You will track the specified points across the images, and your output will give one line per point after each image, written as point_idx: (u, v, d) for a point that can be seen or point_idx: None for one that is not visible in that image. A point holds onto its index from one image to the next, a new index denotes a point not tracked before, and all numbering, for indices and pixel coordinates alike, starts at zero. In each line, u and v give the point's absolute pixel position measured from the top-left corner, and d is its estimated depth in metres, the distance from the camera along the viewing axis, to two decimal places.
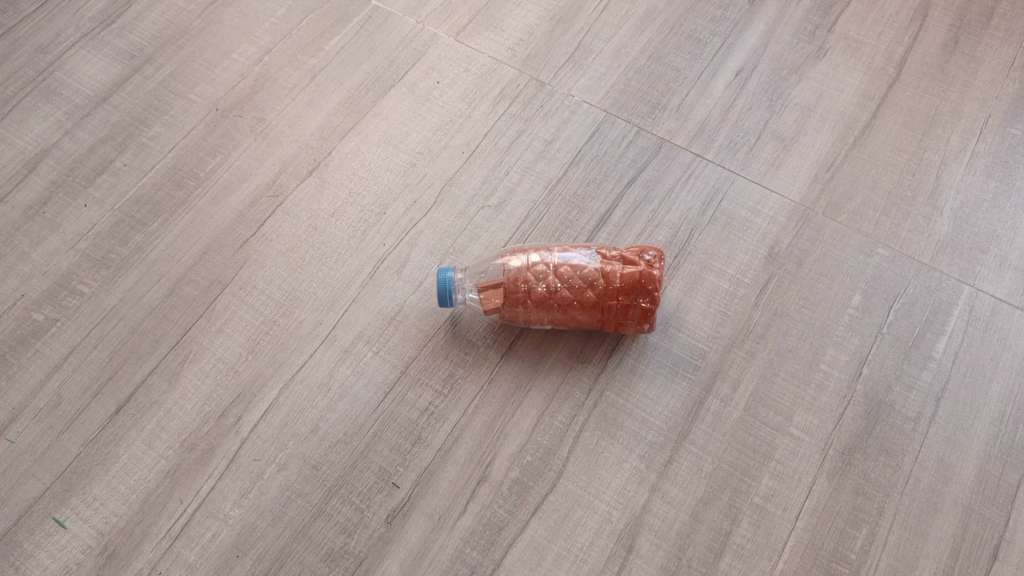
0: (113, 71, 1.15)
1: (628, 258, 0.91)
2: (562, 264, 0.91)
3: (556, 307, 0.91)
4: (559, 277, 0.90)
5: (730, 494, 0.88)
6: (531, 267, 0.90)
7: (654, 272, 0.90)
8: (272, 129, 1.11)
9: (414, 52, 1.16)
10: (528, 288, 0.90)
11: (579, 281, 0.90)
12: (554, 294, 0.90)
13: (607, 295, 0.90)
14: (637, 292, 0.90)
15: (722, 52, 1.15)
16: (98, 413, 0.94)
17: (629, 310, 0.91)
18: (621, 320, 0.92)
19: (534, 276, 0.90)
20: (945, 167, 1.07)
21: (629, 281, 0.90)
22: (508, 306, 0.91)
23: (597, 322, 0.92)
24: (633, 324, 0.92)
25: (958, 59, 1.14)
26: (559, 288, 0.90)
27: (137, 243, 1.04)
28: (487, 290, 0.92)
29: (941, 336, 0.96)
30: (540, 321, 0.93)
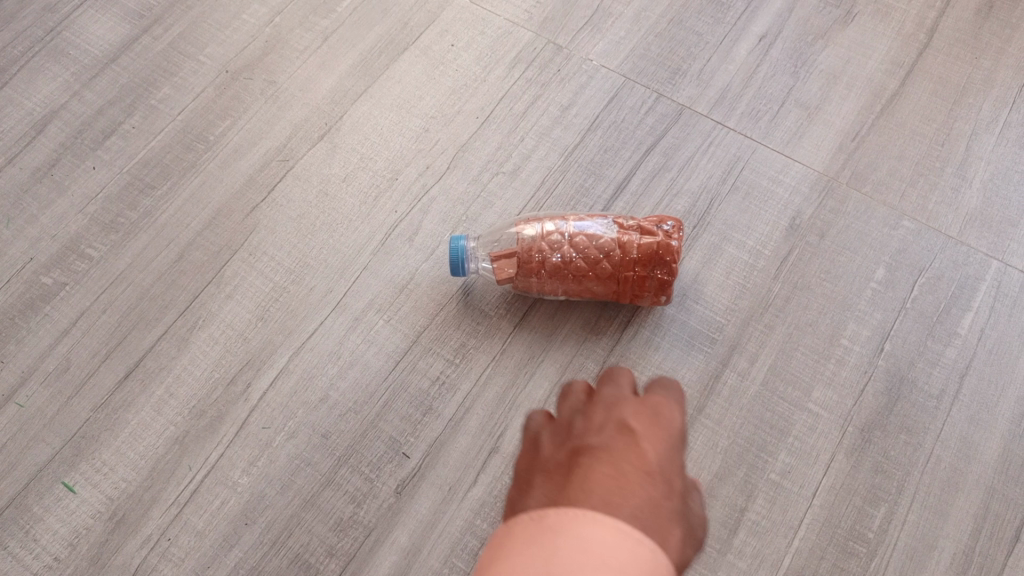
0: (122, 32, 1.13)
1: (646, 228, 0.89)
2: (577, 234, 0.88)
3: (571, 278, 0.89)
4: (574, 247, 0.88)
5: (745, 469, 0.86)
6: (546, 237, 0.88)
7: (672, 241, 0.87)
8: (283, 92, 1.09)
9: (427, 14, 1.13)
10: (543, 258, 0.88)
11: (595, 252, 0.88)
12: (569, 264, 0.88)
13: (624, 266, 0.88)
14: (654, 264, 0.88)
15: (745, 16, 1.11)
16: (107, 379, 0.93)
17: (645, 281, 0.89)
18: (638, 291, 0.90)
19: (549, 245, 0.88)
20: (976, 138, 1.03)
21: (647, 251, 0.87)
22: (521, 276, 0.89)
23: (613, 292, 0.90)
24: (649, 295, 0.90)
25: (992, 25, 1.10)
26: (574, 258, 0.88)
27: (146, 207, 1.02)
28: (500, 259, 0.89)
29: (966, 312, 0.93)
30: (555, 291, 0.91)
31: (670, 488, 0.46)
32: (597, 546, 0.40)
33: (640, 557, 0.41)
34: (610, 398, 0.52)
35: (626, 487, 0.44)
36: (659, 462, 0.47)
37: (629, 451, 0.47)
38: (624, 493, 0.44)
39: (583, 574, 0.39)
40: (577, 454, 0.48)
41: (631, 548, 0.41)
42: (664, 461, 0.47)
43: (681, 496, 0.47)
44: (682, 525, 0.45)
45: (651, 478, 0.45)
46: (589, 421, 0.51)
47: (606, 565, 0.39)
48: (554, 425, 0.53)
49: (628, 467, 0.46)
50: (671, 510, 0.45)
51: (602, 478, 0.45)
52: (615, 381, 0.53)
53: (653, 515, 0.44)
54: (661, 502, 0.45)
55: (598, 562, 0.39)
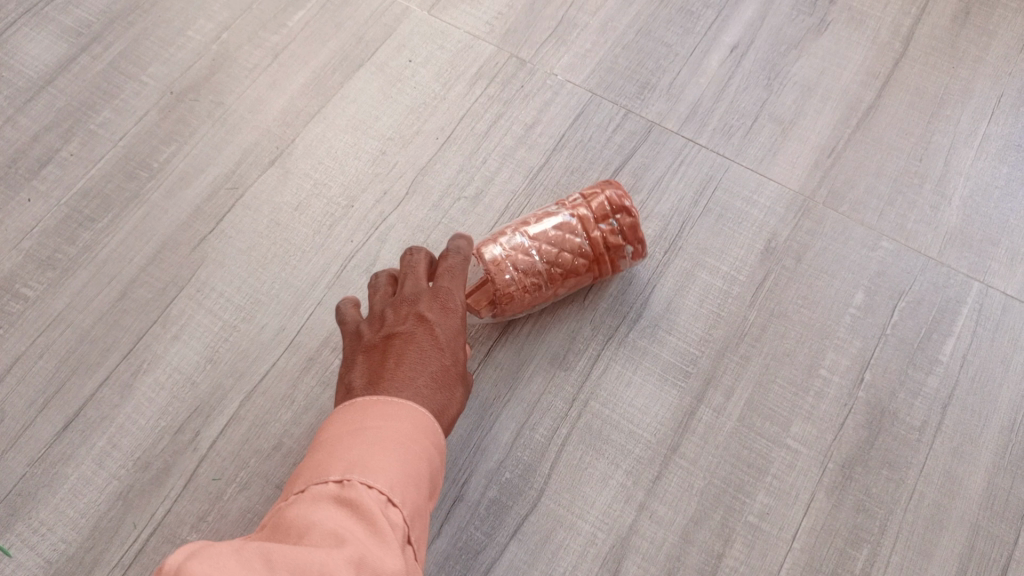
0: (58, 51, 1.06)
1: (588, 193, 0.86)
2: (537, 241, 0.83)
3: (550, 284, 0.84)
4: (541, 254, 0.83)
5: (722, 512, 0.83)
6: (511, 257, 0.82)
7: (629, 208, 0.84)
8: (231, 114, 1.03)
9: (383, 27, 1.07)
10: (518, 280, 0.82)
11: (562, 250, 0.84)
12: (544, 273, 0.83)
13: (594, 252, 0.85)
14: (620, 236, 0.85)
15: (716, 26, 1.07)
16: (45, 430, 0.87)
17: (615, 244, 0.85)
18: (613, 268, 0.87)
19: (514, 255, 0.83)
20: (955, 152, 1.00)
21: (603, 210, 0.84)
22: (501, 304, 0.84)
23: (589, 271, 0.86)
24: (624, 259, 0.86)
25: (969, 32, 1.06)
26: (547, 264, 0.83)
27: (86, 241, 0.96)
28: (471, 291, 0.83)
29: (948, 338, 0.90)
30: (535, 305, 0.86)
31: (454, 357, 0.72)
32: (391, 427, 0.62)
33: (425, 428, 0.64)
34: (410, 288, 0.76)
35: (425, 360, 0.69)
36: (446, 341, 0.72)
37: (426, 331, 0.72)
38: (421, 365, 0.69)
39: (382, 445, 0.60)
40: (390, 339, 0.71)
41: (415, 415, 0.64)
42: (449, 333, 0.73)
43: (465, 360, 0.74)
44: (462, 382, 0.72)
45: (442, 351, 0.71)
46: (394, 308, 0.74)
47: (399, 433, 0.61)
48: (370, 309, 0.77)
49: (423, 340, 0.71)
50: (456, 373, 0.72)
51: (407, 355, 0.69)
52: (412, 270, 0.78)
53: (442, 380, 0.70)
54: (450, 368, 0.71)
55: (391, 430, 0.61)
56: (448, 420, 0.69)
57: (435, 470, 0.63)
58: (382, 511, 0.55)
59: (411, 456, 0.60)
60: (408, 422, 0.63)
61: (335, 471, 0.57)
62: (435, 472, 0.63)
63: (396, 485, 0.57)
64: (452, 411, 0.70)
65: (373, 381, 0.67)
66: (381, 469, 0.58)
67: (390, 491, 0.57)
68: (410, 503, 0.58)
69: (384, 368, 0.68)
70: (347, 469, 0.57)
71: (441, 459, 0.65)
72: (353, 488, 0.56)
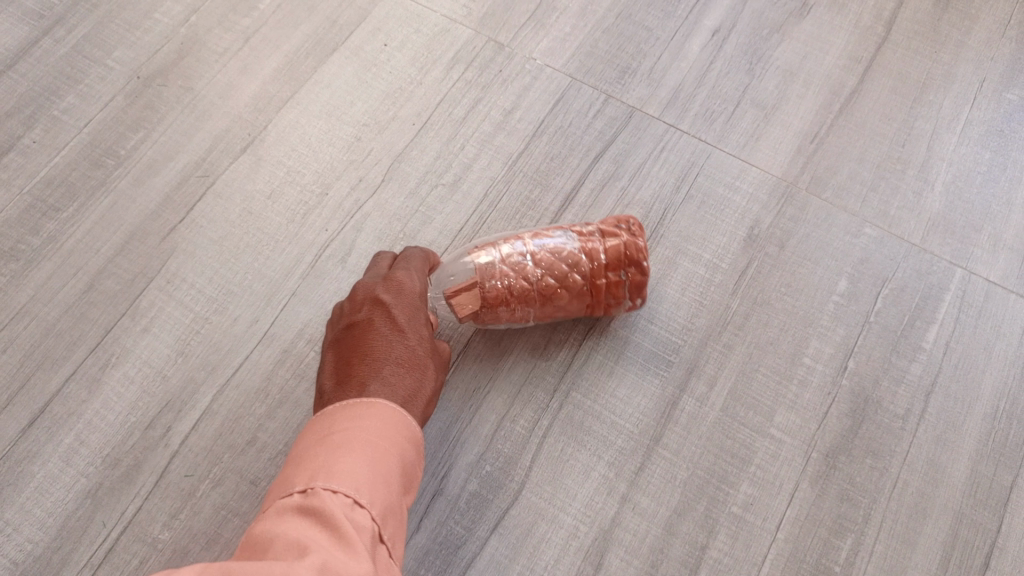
0: (18, 34, 1.02)
1: (607, 230, 0.82)
2: (538, 251, 0.81)
3: (540, 298, 0.80)
4: (538, 265, 0.80)
5: (706, 503, 0.82)
6: (506, 261, 0.80)
7: (639, 240, 0.80)
8: (201, 99, 1.00)
9: (358, 10, 1.05)
10: (507, 284, 0.79)
11: (561, 265, 0.80)
12: (535, 284, 0.80)
13: (593, 275, 0.81)
14: (622, 265, 0.81)
15: (698, 9, 1.05)
16: (9, 427, 0.84)
17: (618, 288, 0.82)
18: (611, 300, 0.83)
19: (513, 271, 0.79)
20: (937, 137, 0.99)
21: (616, 253, 0.80)
22: (487, 310, 0.80)
23: (586, 306, 0.83)
24: (623, 303, 0.84)
25: (952, 16, 1.05)
26: (540, 276, 0.80)
27: (50, 231, 0.93)
28: (459, 294, 0.80)
29: (931, 325, 0.89)
30: (524, 318, 0.82)
31: (418, 335, 0.72)
32: (357, 428, 0.61)
33: (396, 425, 0.63)
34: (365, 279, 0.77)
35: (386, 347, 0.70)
36: (406, 321, 0.72)
37: (384, 315, 0.72)
38: (382, 354, 0.69)
39: (347, 447, 0.59)
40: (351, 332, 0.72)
41: (384, 411, 0.63)
42: (410, 311, 0.73)
43: (432, 334, 0.74)
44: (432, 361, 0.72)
45: (401, 333, 0.71)
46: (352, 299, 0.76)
47: (367, 434, 0.61)
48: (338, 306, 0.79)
49: (383, 327, 0.71)
50: (423, 351, 0.72)
51: (368, 348, 0.69)
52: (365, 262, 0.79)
53: (408, 364, 0.70)
54: (415, 349, 0.71)
55: (359, 430, 0.61)
56: (424, 401, 0.70)
57: (409, 466, 0.62)
58: (348, 514, 0.54)
59: (375, 454, 0.59)
60: (368, 424, 0.61)
61: (298, 486, 0.56)
62: (408, 469, 0.62)
63: (363, 486, 0.56)
64: (427, 384, 0.71)
65: (341, 380, 0.68)
66: (342, 475, 0.56)
67: (356, 493, 0.55)
68: (379, 502, 0.56)
69: (350, 363, 0.69)
70: (308, 481, 0.56)
71: (412, 452, 0.63)
72: (317, 496, 0.54)
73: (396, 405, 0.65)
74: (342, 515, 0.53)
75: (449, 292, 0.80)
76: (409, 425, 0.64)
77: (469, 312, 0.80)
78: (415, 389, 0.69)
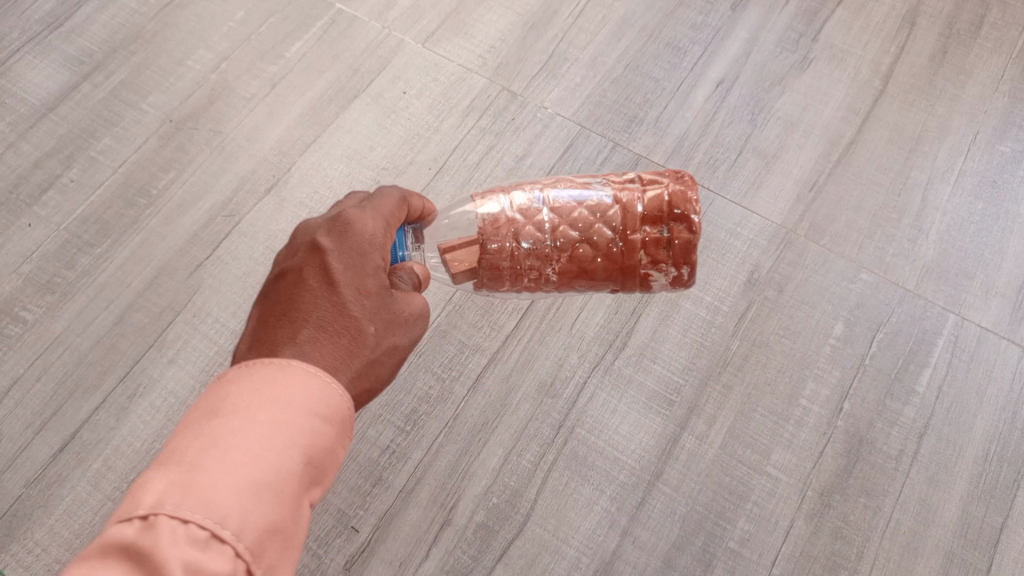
0: (60, 78, 1.09)
1: (646, 181, 0.72)
2: (560, 204, 0.72)
3: (557, 254, 0.72)
4: (558, 216, 0.72)
5: (704, 537, 0.85)
6: (519, 211, 0.72)
7: (685, 192, 0.70)
8: (229, 142, 1.05)
9: (379, 59, 1.10)
10: (518, 236, 0.71)
11: (585, 217, 0.71)
12: (554, 237, 0.71)
13: (625, 228, 0.70)
14: (661, 218, 0.70)
15: (702, 62, 1.10)
16: (41, 452, 0.89)
17: (656, 250, 0.71)
18: (648, 260, 0.71)
19: (525, 221, 0.72)
20: (932, 187, 1.03)
21: (653, 207, 0.70)
22: (493, 265, 0.72)
23: (615, 268, 0.72)
24: (667, 272, 0.72)
25: (947, 71, 1.10)
26: (559, 228, 0.71)
27: (84, 265, 0.98)
28: (457, 248, 0.71)
29: (924, 369, 0.92)
30: (540, 279, 0.74)
31: (356, 292, 0.61)
32: (241, 420, 0.51)
33: (296, 415, 0.53)
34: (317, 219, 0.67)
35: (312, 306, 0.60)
36: (341, 274, 0.61)
37: (317, 265, 0.62)
38: (306, 314, 0.59)
39: (219, 454, 0.49)
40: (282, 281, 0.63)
41: (280, 397, 0.53)
42: (352, 261, 0.62)
43: (382, 287, 0.63)
44: (370, 323, 0.61)
45: (333, 289, 0.61)
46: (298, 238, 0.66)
47: (251, 430, 0.51)
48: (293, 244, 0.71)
49: (313, 279, 0.61)
50: (359, 311, 0.61)
51: (293, 304, 0.60)
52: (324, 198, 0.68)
53: (335, 327, 0.60)
54: (348, 308, 0.60)
55: (241, 424, 0.51)
56: (353, 369, 0.60)
57: (310, 462, 0.53)
58: (192, 556, 0.45)
59: (249, 462, 0.49)
60: (259, 422, 0.51)
61: (142, 505, 0.47)
62: (309, 467, 0.52)
63: (229, 514, 0.47)
64: (361, 354, 0.60)
65: (259, 335, 0.59)
66: (199, 501, 0.47)
67: (217, 524, 0.46)
68: (247, 530, 0.47)
69: (273, 316, 0.60)
70: (157, 501, 0.47)
71: (317, 447, 0.53)
72: (157, 529, 0.45)
73: (311, 390, 0.54)
74: (178, 563, 0.44)
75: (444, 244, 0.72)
76: (320, 420, 0.54)
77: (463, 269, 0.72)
78: (343, 359, 0.59)
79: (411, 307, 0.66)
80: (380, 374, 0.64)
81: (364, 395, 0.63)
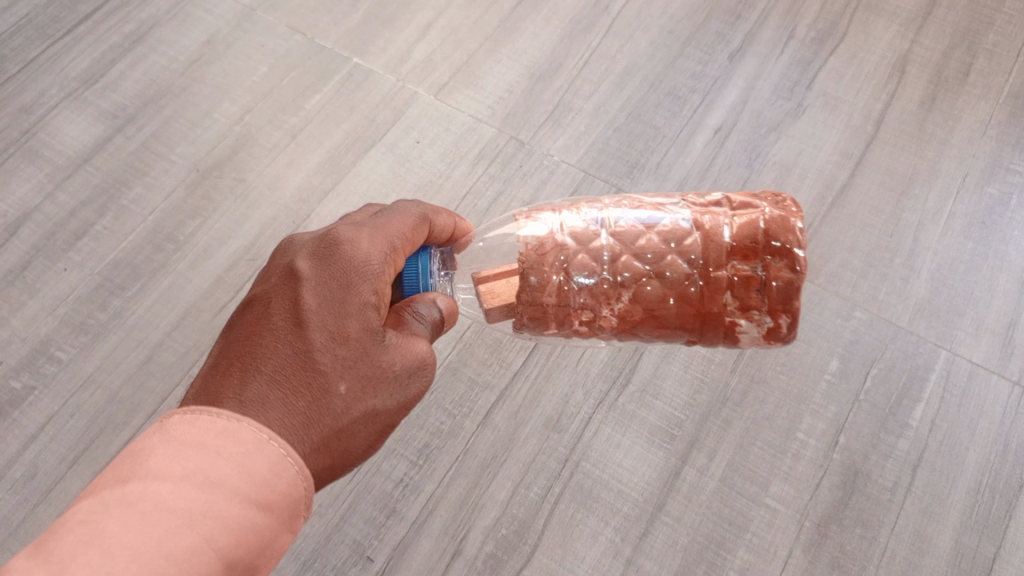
0: (95, 131, 1.16)
1: (734, 203, 0.62)
2: (625, 227, 0.64)
3: (618, 288, 0.63)
4: (620, 244, 0.63)
5: (705, 567, 0.88)
6: (575, 237, 0.64)
7: (782, 218, 0.59)
8: (252, 190, 1.12)
9: (394, 110, 1.17)
10: (569, 265, 0.63)
11: (655, 245, 0.62)
12: (614, 268, 0.62)
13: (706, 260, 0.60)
14: (750, 250, 0.59)
15: (701, 110, 1.16)
16: (73, 484, 0.94)
17: (747, 292, 0.60)
18: (733, 300, 0.60)
19: (580, 249, 0.64)
20: (923, 228, 1.07)
21: (741, 238, 0.59)
22: (543, 300, 0.63)
23: (691, 309, 0.62)
24: (761, 323, 0.61)
25: (936, 116, 1.15)
26: (621, 257, 0.62)
27: (116, 307, 1.04)
28: (494, 278, 0.64)
29: (917, 404, 0.96)
30: (599, 318, 0.64)
31: (328, 335, 0.58)
32: (154, 509, 0.47)
33: (221, 507, 0.49)
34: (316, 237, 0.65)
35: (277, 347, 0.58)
36: (313, 312, 0.59)
37: (290, 298, 0.60)
38: (269, 355, 0.58)
39: (119, 550, 0.45)
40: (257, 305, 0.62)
41: (207, 481, 0.49)
42: (331, 294, 0.60)
43: (365, 333, 0.59)
44: (337, 375, 0.58)
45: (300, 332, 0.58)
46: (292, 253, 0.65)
47: (161, 522, 0.47)
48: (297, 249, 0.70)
49: (282, 313, 0.60)
50: (325, 360, 0.58)
51: (260, 339, 0.59)
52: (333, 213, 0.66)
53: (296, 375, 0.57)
54: (311, 355, 0.58)
55: (151, 515, 0.47)
56: (311, 429, 0.57)
57: (230, 559, 0.49)
58: None
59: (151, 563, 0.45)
60: (172, 512, 0.47)
61: None
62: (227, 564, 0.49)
63: None
64: (323, 413, 0.57)
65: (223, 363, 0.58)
66: None
67: None
68: None
69: (239, 344, 0.59)
70: None
71: (242, 543, 0.50)
72: None
73: (252, 469, 0.51)
74: None
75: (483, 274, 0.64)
76: (254, 512, 0.51)
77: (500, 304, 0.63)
78: (298, 418, 0.56)
79: (406, 360, 0.61)
80: (352, 441, 0.59)
81: (325, 471, 0.59)
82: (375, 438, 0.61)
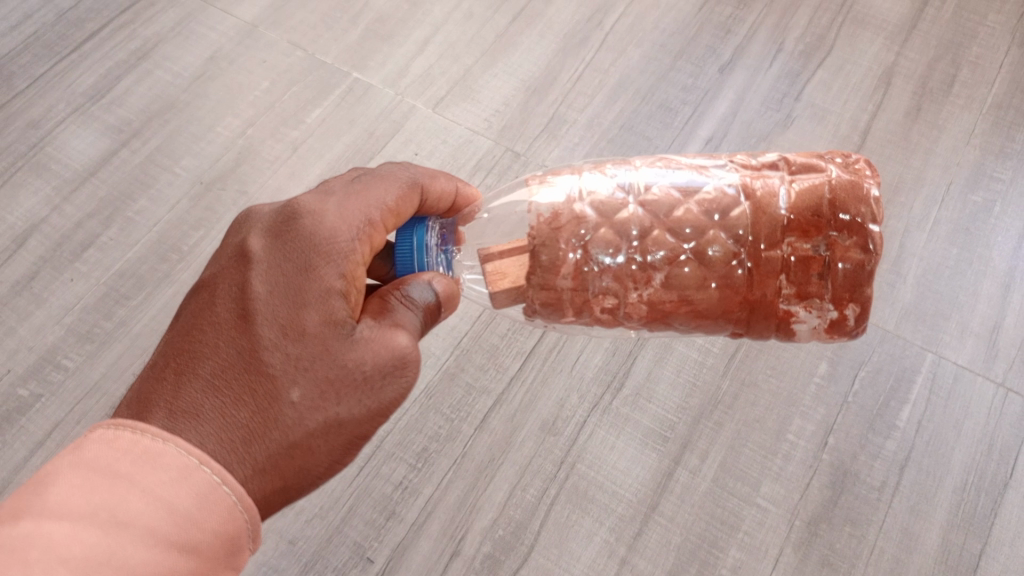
0: (101, 145, 1.19)
1: (790, 170, 0.63)
2: (666, 197, 0.65)
3: (655, 268, 0.64)
4: (656, 220, 0.64)
5: (697, 565, 0.90)
6: (610, 207, 0.66)
7: (850, 188, 0.60)
8: (255, 202, 1.14)
9: (392, 123, 1.20)
10: (594, 241, 0.65)
11: (699, 219, 0.63)
12: (649, 245, 0.64)
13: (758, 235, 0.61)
14: (807, 226, 0.61)
15: (692, 121, 1.19)
16: None
17: (806, 276, 0.61)
18: (785, 278, 0.62)
19: (606, 223, 0.65)
20: (909, 235, 1.10)
21: (801, 211, 0.61)
22: (567, 279, 0.65)
23: (733, 290, 0.63)
24: (822, 311, 0.63)
25: (922, 126, 1.18)
26: (657, 233, 0.64)
27: (121, 316, 1.06)
28: (503, 254, 0.66)
29: (904, 405, 0.98)
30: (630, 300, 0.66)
31: (280, 329, 0.59)
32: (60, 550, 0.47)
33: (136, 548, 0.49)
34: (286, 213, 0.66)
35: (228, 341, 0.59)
36: (265, 304, 0.60)
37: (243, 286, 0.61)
38: (220, 350, 0.59)
39: None
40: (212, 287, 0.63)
41: (121, 518, 0.49)
42: (287, 286, 0.60)
43: (324, 326, 0.59)
44: (288, 379, 0.58)
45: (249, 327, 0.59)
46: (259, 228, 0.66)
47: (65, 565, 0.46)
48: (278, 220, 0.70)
49: (236, 303, 0.61)
50: (275, 359, 0.58)
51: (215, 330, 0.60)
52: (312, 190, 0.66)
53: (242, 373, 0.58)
54: (260, 351, 0.58)
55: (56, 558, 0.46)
56: (256, 437, 0.57)
57: None
58: None
59: None
60: (78, 552, 0.47)
61: None
62: None
63: None
64: (268, 420, 0.57)
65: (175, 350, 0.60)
66: None
67: None
68: None
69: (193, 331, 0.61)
70: None
71: None
72: None
73: (172, 503, 0.50)
74: None
75: (490, 253, 0.66)
76: (175, 556, 0.50)
77: (508, 286, 0.66)
78: (238, 433, 0.56)
79: (379, 358, 0.59)
80: (309, 458, 0.59)
81: (277, 494, 0.58)
82: (341, 453, 0.60)
